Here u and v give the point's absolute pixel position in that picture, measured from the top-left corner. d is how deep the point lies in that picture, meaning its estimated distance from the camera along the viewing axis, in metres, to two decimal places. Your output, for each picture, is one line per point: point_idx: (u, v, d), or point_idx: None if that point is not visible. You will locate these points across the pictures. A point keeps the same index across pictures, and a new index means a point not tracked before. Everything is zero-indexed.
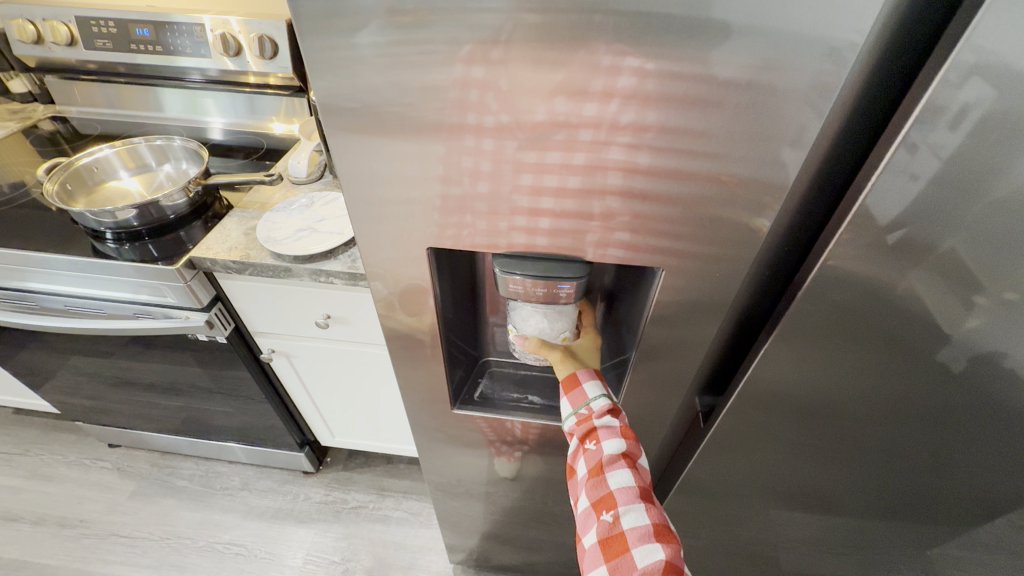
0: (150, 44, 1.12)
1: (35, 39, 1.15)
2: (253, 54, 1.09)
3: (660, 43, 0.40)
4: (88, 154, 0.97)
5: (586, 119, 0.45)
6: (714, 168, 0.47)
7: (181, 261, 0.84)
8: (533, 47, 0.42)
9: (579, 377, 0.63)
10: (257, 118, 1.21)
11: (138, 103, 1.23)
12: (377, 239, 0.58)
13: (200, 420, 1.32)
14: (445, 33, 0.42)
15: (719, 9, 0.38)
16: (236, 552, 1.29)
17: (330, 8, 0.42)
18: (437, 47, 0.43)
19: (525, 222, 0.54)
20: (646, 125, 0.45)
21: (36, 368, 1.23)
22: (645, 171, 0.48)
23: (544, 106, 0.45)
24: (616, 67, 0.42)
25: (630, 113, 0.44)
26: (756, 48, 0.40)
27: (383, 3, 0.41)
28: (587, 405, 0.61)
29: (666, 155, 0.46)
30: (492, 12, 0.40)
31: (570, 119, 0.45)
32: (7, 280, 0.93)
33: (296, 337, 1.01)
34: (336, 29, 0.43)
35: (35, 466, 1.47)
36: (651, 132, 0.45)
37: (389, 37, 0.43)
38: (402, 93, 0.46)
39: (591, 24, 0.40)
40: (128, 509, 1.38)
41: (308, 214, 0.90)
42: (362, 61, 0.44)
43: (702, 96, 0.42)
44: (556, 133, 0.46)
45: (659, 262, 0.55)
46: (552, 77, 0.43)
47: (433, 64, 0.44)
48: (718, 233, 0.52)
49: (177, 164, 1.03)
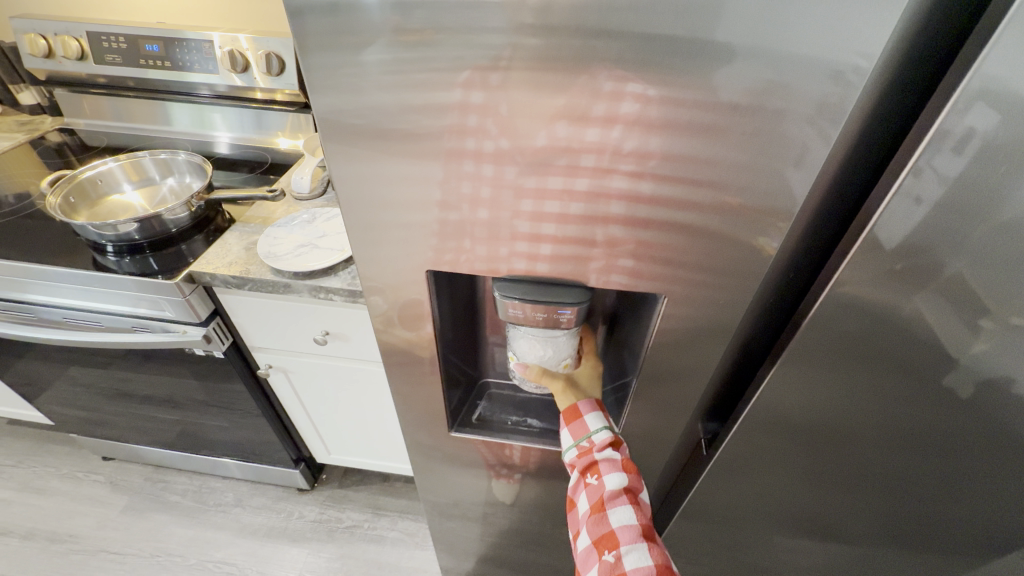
0: (159, 60, 1.14)
1: (46, 53, 1.17)
2: (261, 71, 1.10)
3: (663, 69, 0.40)
4: (91, 168, 0.98)
5: (588, 145, 0.45)
6: (719, 195, 0.46)
7: (180, 276, 0.84)
8: (535, 73, 0.42)
9: (580, 408, 0.62)
10: (263, 133, 1.22)
11: (147, 117, 1.24)
12: (377, 261, 0.58)
13: (195, 434, 1.30)
14: (450, 52, 0.42)
15: (722, 31, 0.38)
16: (227, 571, 1.27)
17: (337, 25, 0.42)
18: (442, 66, 0.42)
19: (525, 248, 0.53)
20: (649, 151, 0.44)
21: (33, 379, 1.22)
22: (648, 198, 0.47)
23: (546, 130, 0.44)
24: (619, 93, 0.42)
25: (633, 139, 0.44)
26: (760, 72, 0.39)
27: (390, 21, 0.41)
28: (589, 440, 0.60)
29: (669, 183, 0.46)
30: (497, 32, 0.40)
31: (571, 144, 0.45)
32: (7, 292, 0.93)
33: (294, 353, 1.00)
34: (342, 45, 0.43)
35: (27, 478, 1.45)
36: (654, 158, 0.45)
37: (395, 54, 0.43)
38: (406, 110, 0.45)
39: (592, 49, 0.40)
40: (118, 524, 1.36)
41: (310, 229, 0.90)
42: (367, 77, 0.44)
43: (706, 123, 0.42)
44: (558, 158, 0.46)
45: (663, 288, 0.54)
46: (555, 102, 0.43)
47: (437, 83, 0.43)
48: (722, 260, 0.51)
49: (181, 177, 1.03)
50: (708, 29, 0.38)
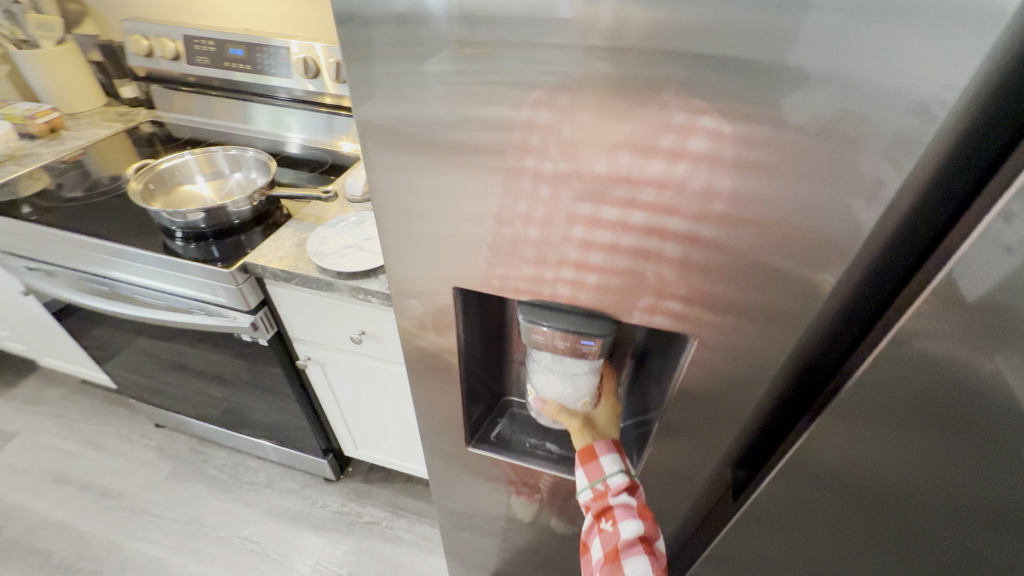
0: (242, 63, 1.23)
1: (147, 53, 1.29)
2: (330, 77, 1.17)
3: (738, 103, 0.38)
4: (169, 160, 1.07)
5: (650, 176, 0.44)
6: (782, 240, 0.44)
7: (235, 266, 0.90)
8: (601, 97, 0.41)
9: (596, 449, 0.59)
10: (330, 137, 1.28)
11: (229, 115, 1.33)
12: (420, 267, 0.59)
13: (238, 413, 1.38)
14: (511, 67, 0.42)
15: (798, 57, 0.35)
16: (251, 549, 1.33)
17: (403, 37, 0.43)
18: (502, 80, 0.43)
19: (572, 274, 0.52)
20: (713, 188, 0.43)
21: (106, 344, 1.34)
22: (705, 237, 0.45)
23: (606, 158, 0.44)
24: (688, 125, 0.40)
25: (697, 175, 0.42)
26: (836, 104, 0.36)
27: (455, 35, 0.42)
28: (603, 482, 0.58)
29: (730, 223, 0.44)
30: (559, 49, 0.40)
31: (632, 174, 0.44)
32: (88, 266, 1.03)
33: (331, 348, 1.04)
34: (405, 56, 0.44)
35: (90, 435, 1.58)
36: (719, 196, 0.43)
37: (457, 67, 0.43)
38: (462, 121, 0.46)
39: (663, 78, 0.39)
40: (162, 489, 1.45)
41: (357, 231, 0.93)
42: (429, 87, 0.45)
43: (777, 165, 0.40)
44: (616, 187, 0.45)
45: (712, 332, 0.51)
46: (619, 131, 0.42)
47: (496, 97, 0.44)
48: (779, 306, 0.48)
49: (247, 173, 1.10)
50: (785, 60, 0.36)
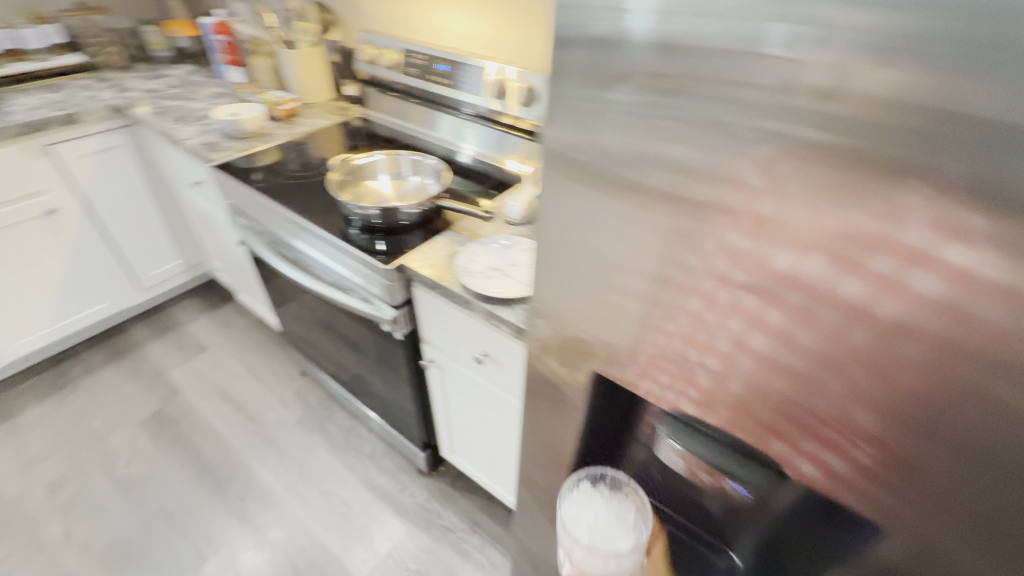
0: (442, 77, 1.34)
1: (371, 61, 1.48)
2: (516, 100, 1.21)
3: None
4: (364, 157, 1.20)
5: (850, 295, 0.33)
6: None
7: (393, 265, 0.97)
8: (807, 181, 0.31)
9: None
10: (499, 153, 1.34)
11: (419, 121, 1.47)
12: (559, 293, 0.52)
13: (364, 384, 1.51)
14: (703, 104, 0.34)
15: None
16: (343, 511, 1.44)
17: (595, 60, 0.37)
18: (687, 118, 0.35)
19: (715, 367, 0.43)
20: (956, 334, 0.30)
21: (284, 294, 1.57)
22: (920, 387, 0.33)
23: (794, 255, 0.34)
24: (932, 247, 0.29)
25: (933, 308, 0.30)
26: None
27: (648, 62, 0.35)
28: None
29: (969, 380, 0.31)
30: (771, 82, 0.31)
31: (823, 284, 0.34)
32: (286, 235, 1.21)
33: (454, 359, 1.07)
34: (592, 82, 0.38)
35: (253, 364, 1.85)
36: (960, 342, 0.30)
37: (642, 98, 0.36)
38: (634, 159, 0.39)
39: (921, 168, 0.28)
40: (291, 428, 1.65)
41: (505, 255, 0.94)
42: (609, 118, 0.39)
43: None
44: (795, 292, 0.35)
45: (889, 497, 0.39)
46: (826, 226, 0.32)
47: (679, 135, 0.35)
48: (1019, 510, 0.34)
49: (423, 178, 1.20)
50: None
